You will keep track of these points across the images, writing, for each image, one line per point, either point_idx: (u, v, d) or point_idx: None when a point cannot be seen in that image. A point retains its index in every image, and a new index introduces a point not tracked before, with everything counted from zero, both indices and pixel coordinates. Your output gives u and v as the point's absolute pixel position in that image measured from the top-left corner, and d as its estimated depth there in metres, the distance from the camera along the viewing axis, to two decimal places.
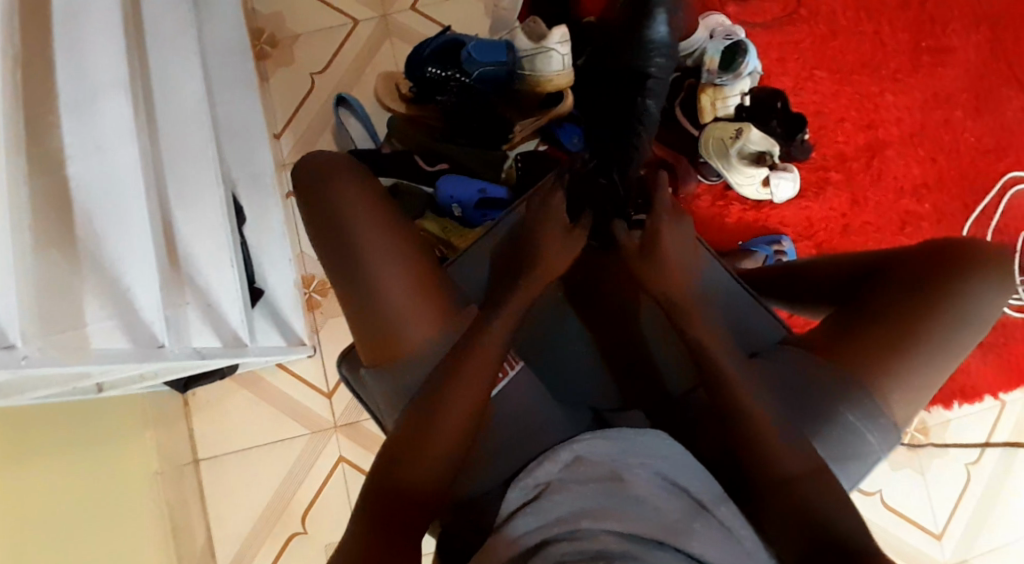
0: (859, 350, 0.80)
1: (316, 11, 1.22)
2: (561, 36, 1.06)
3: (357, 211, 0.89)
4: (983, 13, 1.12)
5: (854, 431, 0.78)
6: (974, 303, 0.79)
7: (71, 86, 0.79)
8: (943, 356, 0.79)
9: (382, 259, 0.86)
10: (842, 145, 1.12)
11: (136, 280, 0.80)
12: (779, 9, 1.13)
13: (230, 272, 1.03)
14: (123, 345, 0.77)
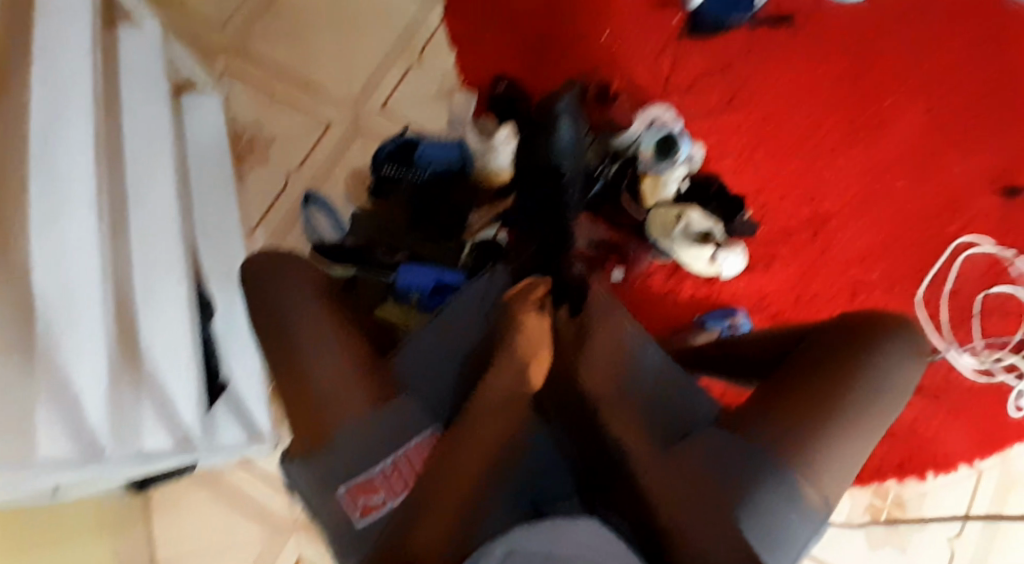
0: (779, 414, 0.75)
1: (288, 116, 1.28)
2: (505, 135, 1.12)
3: (297, 299, 0.92)
4: (920, 84, 1.20)
5: (786, 509, 0.71)
6: (882, 380, 0.78)
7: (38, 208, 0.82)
8: (864, 431, 0.75)
9: (327, 359, 0.87)
10: (787, 220, 1.17)
11: (85, 380, 0.82)
12: (719, 97, 1.21)
13: (186, 368, 1.03)
14: (70, 453, 0.77)
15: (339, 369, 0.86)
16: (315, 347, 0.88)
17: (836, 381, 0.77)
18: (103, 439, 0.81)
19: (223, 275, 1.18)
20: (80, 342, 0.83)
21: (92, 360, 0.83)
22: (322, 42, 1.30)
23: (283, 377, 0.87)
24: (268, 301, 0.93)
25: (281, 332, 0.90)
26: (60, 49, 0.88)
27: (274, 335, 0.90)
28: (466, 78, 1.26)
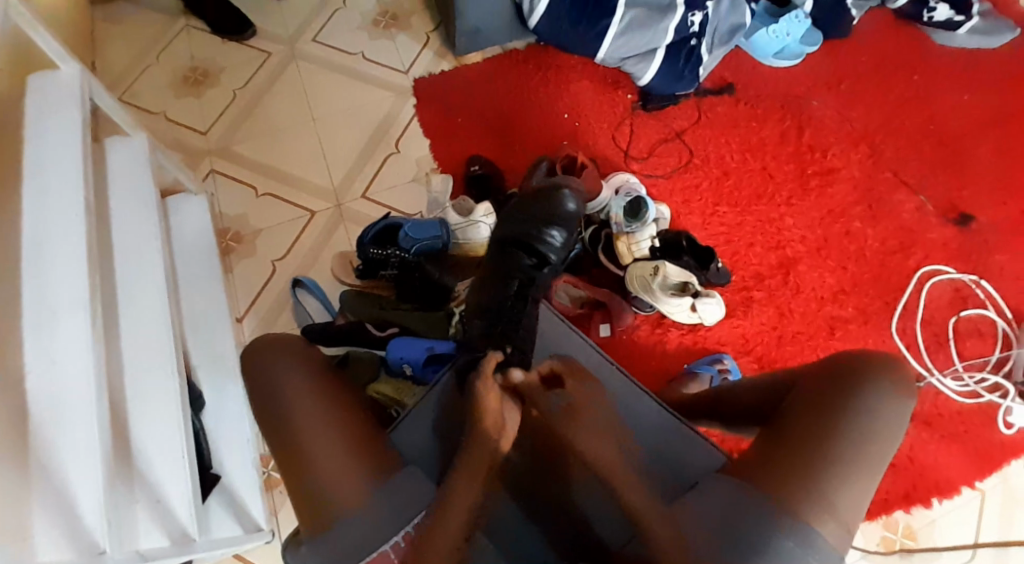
0: (773, 463, 0.74)
1: (273, 207, 1.35)
2: (485, 209, 1.21)
3: (294, 381, 0.84)
4: (856, 133, 1.31)
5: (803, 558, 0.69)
6: (873, 416, 0.74)
7: (32, 306, 0.84)
8: (865, 474, 0.73)
9: (326, 444, 0.81)
10: (756, 265, 1.22)
11: (83, 478, 0.78)
12: (675, 160, 1.31)
13: (179, 457, 0.98)
14: (63, 555, 0.74)
15: (343, 460, 0.80)
16: (313, 433, 0.81)
17: (825, 421, 0.74)
18: (104, 541, 0.76)
19: (212, 366, 1.21)
20: (76, 436, 0.80)
21: (86, 459, 0.79)
22: (303, 140, 1.41)
23: (279, 461, 0.81)
24: (260, 382, 0.85)
25: (276, 416, 0.83)
26: (55, 156, 0.95)
27: (271, 423, 0.83)
28: (440, 163, 1.36)
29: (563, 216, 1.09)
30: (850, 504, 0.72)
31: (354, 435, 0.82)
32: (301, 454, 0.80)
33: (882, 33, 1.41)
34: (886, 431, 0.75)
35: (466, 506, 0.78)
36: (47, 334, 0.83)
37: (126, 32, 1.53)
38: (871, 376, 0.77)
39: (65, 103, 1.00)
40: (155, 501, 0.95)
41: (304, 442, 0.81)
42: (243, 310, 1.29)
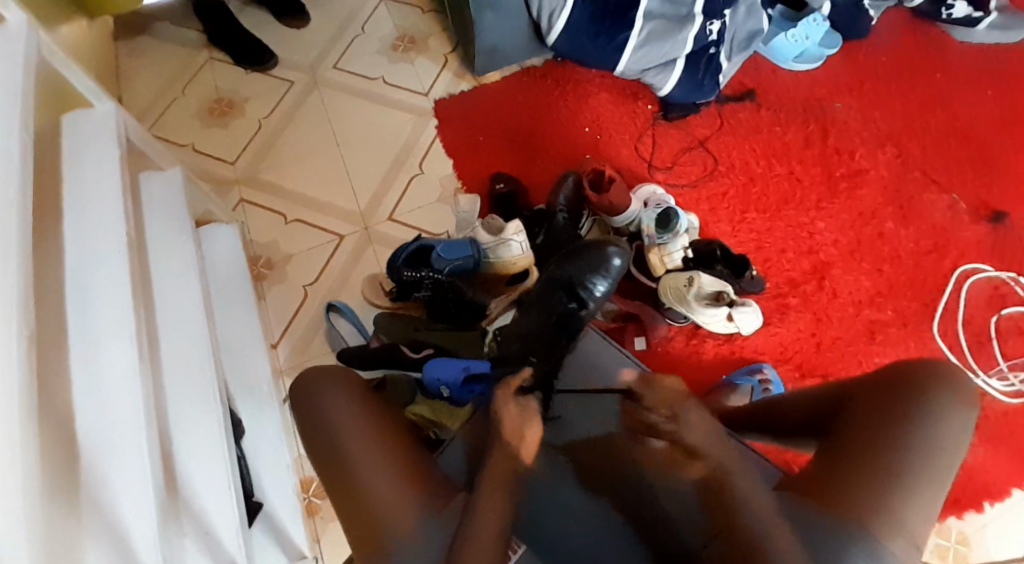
0: (837, 477, 0.74)
1: (302, 233, 1.37)
2: (516, 227, 1.20)
3: (345, 408, 0.85)
4: (883, 134, 1.31)
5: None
6: (938, 428, 0.74)
7: (79, 346, 0.85)
8: (930, 484, 0.73)
9: (373, 471, 0.81)
10: (789, 272, 1.21)
11: (138, 513, 0.78)
12: (701, 170, 1.31)
13: (225, 488, 0.98)
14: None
15: (394, 481, 0.80)
16: (360, 460, 0.81)
17: (888, 433, 0.74)
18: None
19: (250, 394, 1.21)
20: (128, 470, 0.80)
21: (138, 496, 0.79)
22: (328, 165, 1.42)
23: (329, 491, 0.82)
24: (308, 412, 0.86)
25: (324, 444, 0.83)
26: (94, 195, 0.96)
27: (320, 451, 0.84)
28: (465, 182, 1.37)
29: (611, 267, 1.12)
30: (919, 517, 0.72)
31: (400, 461, 0.82)
32: (350, 482, 0.81)
33: (901, 33, 1.40)
34: (952, 441, 0.74)
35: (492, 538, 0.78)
36: (96, 373, 0.84)
37: (150, 67, 1.55)
38: (933, 386, 0.76)
39: (99, 142, 1.01)
40: (204, 533, 0.95)
41: (352, 469, 0.81)
42: (277, 337, 1.30)
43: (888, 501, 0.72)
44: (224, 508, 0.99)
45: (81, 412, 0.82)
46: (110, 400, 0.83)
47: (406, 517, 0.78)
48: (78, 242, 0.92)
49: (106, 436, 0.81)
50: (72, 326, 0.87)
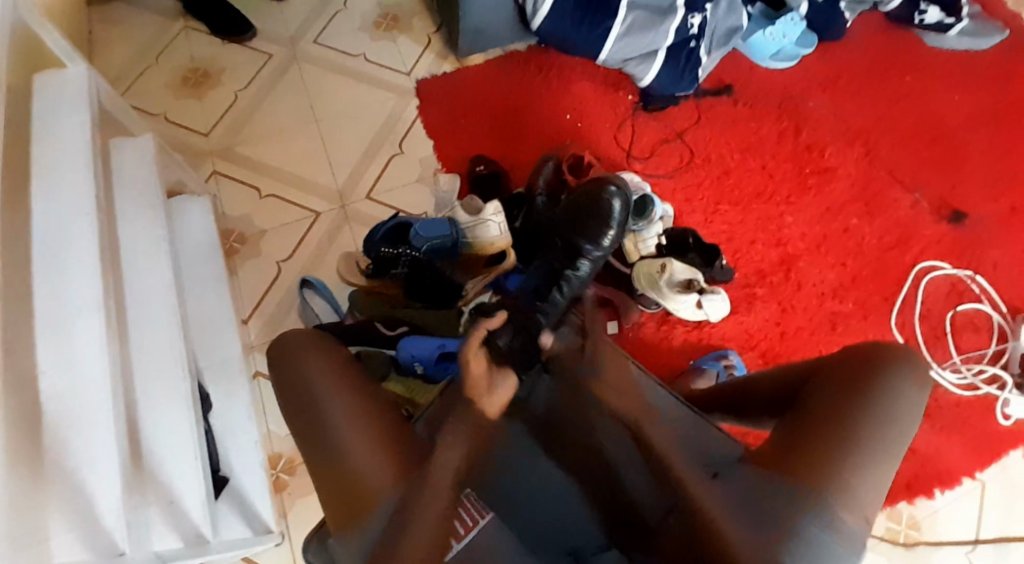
0: (797, 452, 0.78)
1: (277, 208, 1.36)
2: (495, 207, 1.24)
3: (324, 374, 0.85)
4: (852, 133, 1.35)
5: (831, 547, 0.74)
6: (894, 405, 0.78)
7: (45, 310, 0.84)
8: (883, 458, 0.77)
9: (351, 432, 0.82)
10: (759, 263, 1.25)
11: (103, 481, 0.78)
12: (677, 160, 1.33)
13: (193, 456, 0.98)
14: (83, 559, 0.75)
15: (360, 456, 0.81)
16: (338, 421, 0.82)
17: (846, 411, 0.78)
18: (123, 542, 0.77)
19: (220, 367, 1.22)
20: (98, 435, 0.79)
21: (99, 453, 0.79)
22: (305, 141, 1.41)
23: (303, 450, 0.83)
24: (284, 374, 0.86)
25: (302, 404, 0.84)
26: (67, 157, 0.94)
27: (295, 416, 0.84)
28: (444, 164, 1.38)
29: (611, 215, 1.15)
30: (873, 489, 0.77)
31: (379, 423, 0.83)
32: (327, 442, 0.81)
33: (875, 36, 1.45)
34: (907, 417, 0.79)
35: (436, 524, 0.79)
36: (62, 342, 0.82)
37: (122, 34, 1.52)
38: (891, 366, 0.80)
39: (73, 105, 0.99)
40: (169, 502, 0.96)
41: (330, 430, 0.82)
42: (248, 312, 1.30)
43: (843, 474, 0.76)
44: (188, 479, 0.98)
45: (44, 373, 0.81)
46: (76, 367, 0.82)
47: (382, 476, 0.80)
48: (49, 207, 0.90)
49: (73, 406, 0.80)
50: (43, 289, 0.85)
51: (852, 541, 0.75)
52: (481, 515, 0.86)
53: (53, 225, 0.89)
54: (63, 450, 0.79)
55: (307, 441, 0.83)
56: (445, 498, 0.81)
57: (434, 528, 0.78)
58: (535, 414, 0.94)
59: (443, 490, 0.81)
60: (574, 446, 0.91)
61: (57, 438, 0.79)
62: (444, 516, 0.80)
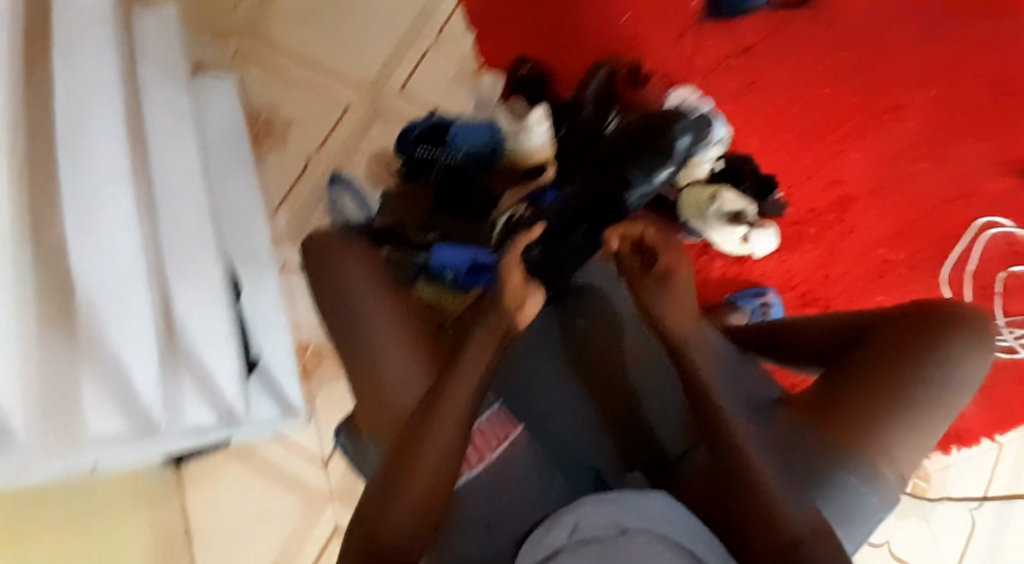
0: (849, 408, 0.82)
1: (307, 95, 1.30)
2: (540, 115, 1.17)
3: (358, 277, 1.00)
4: (933, 68, 1.25)
5: (860, 494, 0.81)
6: (949, 376, 0.82)
7: (73, 210, 0.81)
8: (930, 423, 0.82)
9: (381, 333, 0.95)
10: (812, 200, 1.20)
11: (139, 358, 0.80)
12: (741, 79, 1.25)
13: (224, 337, 1.00)
14: (120, 428, 0.78)
15: (403, 365, 0.94)
16: (369, 324, 0.97)
17: (904, 375, 0.82)
18: (159, 416, 0.80)
19: (247, 258, 1.16)
20: (128, 329, 0.80)
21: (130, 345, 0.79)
22: (339, 23, 1.32)
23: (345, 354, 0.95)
24: (326, 280, 1.01)
25: (340, 305, 0.99)
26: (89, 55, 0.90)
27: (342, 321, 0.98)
28: (488, 60, 1.30)
29: (677, 156, 1.10)
30: (911, 447, 0.82)
31: (406, 328, 0.96)
32: (361, 343, 0.96)
33: None
34: (960, 383, 0.82)
35: (445, 441, 0.82)
36: (90, 247, 0.80)
37: None
38: (954, 339, 0.83)
39: None
40: (202, 378, 0.96)
41: (363, 331, 0.96)
42: (277, 202, 1.27)
43: (891, 434, 0.81)
44: (220, 354, 0.98)
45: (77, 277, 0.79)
46: (117, 279, 0.81)
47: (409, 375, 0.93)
48: (70, 104, 0.85)
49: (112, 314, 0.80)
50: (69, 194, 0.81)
51: (884, 492, 0.81)
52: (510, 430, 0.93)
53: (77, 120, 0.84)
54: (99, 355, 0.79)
55: (343, 338, 0.98)
56: (462, 420, 0.84)
57: (440, 444, 0.82)
58: (564, 340, 1.02)
59: (466, 396, 0.86)
60: (601, 374, 0.99)
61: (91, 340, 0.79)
62: (456, 439, 0.83)
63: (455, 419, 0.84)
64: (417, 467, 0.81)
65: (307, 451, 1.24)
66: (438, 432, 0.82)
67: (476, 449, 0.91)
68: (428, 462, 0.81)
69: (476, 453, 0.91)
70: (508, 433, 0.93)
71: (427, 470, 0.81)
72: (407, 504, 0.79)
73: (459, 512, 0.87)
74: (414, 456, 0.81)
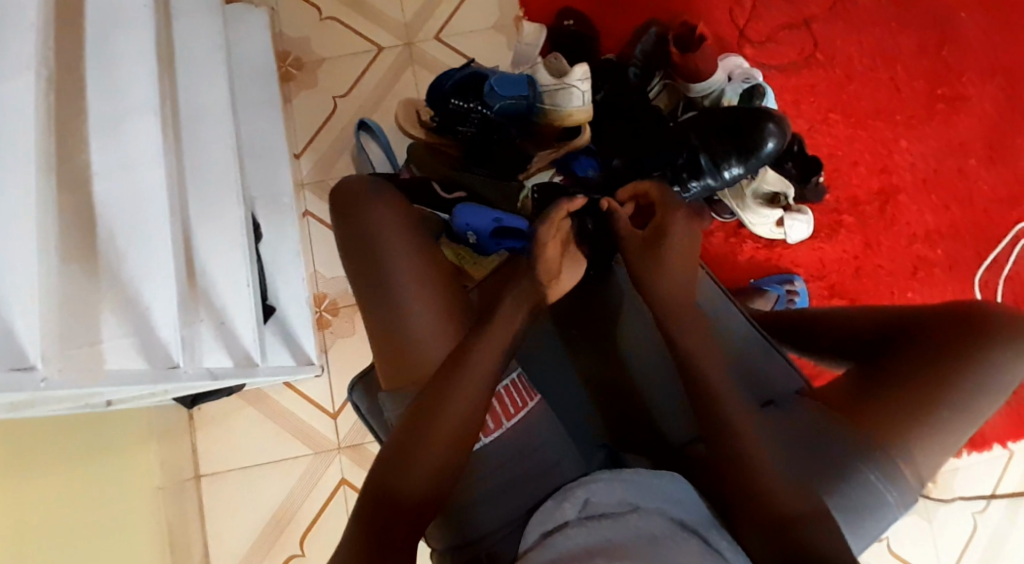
0: (874, 406, 0.81)
1: (338, 35, 1.26)
2: (582, 73, 1.10)
3: (387, 225, 0.97)
4: (1002, 58, 1.17)
5: (880, 493, 0.78)
6: (982, 378, 0.80)
7: (99, 147, 0.79)
8: (959, 426, 0.80)
9: (406, 287, 0.93)
10: (855, 188, 1.16)
11: (160, 304, 0.80)
12: (796, 53, 1.19)
13: (243, 286, 1.02)
14: (141, 368, 0.76)
15: (428, 322, 0.92)
16: (394, 277, 0.94)
17: (934, 374, 0.80)
18: (177, 356, 0.81)
19: (270, 199, 1.17)
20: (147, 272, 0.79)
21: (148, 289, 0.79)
22: None
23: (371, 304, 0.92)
24: (352, 226, 0.98)
25: (366, 253, 0.96)
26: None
27: (365, 266, 0.96)
28: (526, 12, 1.25)
29: (754, 165, 1.06)
30: (936, 450, 0.80)
31: (434, 286, 0.94)
32: (384, 295, 0.93)
33: None
34: (993, 391, 0.80)
35: (472, 400, 0.83)
36: (113, 186, 0.79)
37: None
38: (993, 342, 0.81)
39: None
40: (220, 323, 0.97)
41: (387, 283, 0.94)
42: (301, 147, 1.26)
43: (916, 435, 0.79)
44: (239, 304, 1.00)
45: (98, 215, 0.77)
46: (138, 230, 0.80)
47: (434, 336, 0.91)
48: (98, 43, 0.82)
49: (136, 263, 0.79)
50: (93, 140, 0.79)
51: (906, 492, 0.79)
52: (530, 398, 0.92)
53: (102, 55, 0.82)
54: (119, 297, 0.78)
55: (363, 287, 0.95)
56: (490, 381, 0.84)
57: (467, 402, 0.82)
58: (587, 309, 1.00)
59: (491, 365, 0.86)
60: (618, 349, 0.98)
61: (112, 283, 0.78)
62: (482, 399, 0.83)
63: (484, 378, 0.84)
64: (442, 420, 0.81)
65: (319, 397, 1.25)
66: (465, 386, 0.83)
67: (494, 415, 0.89)
68: (453, 420, 0.81)
69: (495, 418, 0.89)
70: (527, 403, 0.91)
71: (451, 429, 0.81)
72: (423, 461, 0.79)
73: (467, 480, 0.86)
74: (439, 411, 0.81)
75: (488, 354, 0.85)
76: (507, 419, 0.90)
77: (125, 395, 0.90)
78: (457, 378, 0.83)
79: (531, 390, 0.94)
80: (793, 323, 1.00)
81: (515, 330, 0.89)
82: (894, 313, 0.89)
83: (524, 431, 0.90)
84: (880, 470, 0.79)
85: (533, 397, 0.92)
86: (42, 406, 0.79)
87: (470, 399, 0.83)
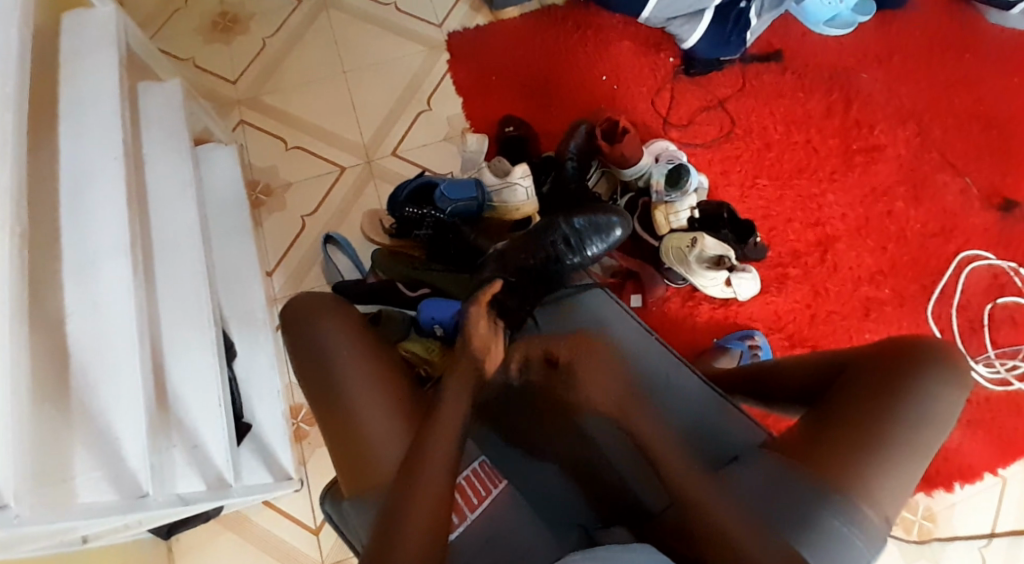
0: (830, 453, 0.80)
1: (303, 161, 1.36)
2: (523, 171, 1.20)
3: (334, 333, 0.93)
4: (906, 110, 1.34)
5: (849, 540, 0.77)
6: (925, 409, 0.81)
7: (73, 258, 0.83)
8: (912, 460, 0.80)
9: (360, 395, 0.89)
10: (794, 242, 1.27)
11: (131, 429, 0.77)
12: (717, 130, 1.34)
13: (216, 405, 0.95)
14: (111, 499, 0.73)
15: (385, 425, 0.88)
16: (348, 386, 0.90)
17: (878, 410, 0.81)
18: (146, 483, 0.75)
19: (244, 316, 1.21)
20: (119, 380, 0.78)
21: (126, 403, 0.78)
22: (333, 92, 1.40)
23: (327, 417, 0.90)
24: (301, 342, 0.94)
25: (320, 367, 0.91)
26: (97, 104, 0.93)
27: (319, 384, 0.91)
28: (473, 123, 1.36)
29: (609, 238, 1.13)
30: (894, 488, 0.80)
31: (387, 387, 0.90)
32: (340, 405, 0.89)
33: (934, 9, 1.40)
34: (937, 421, 0.82)
35: (435, 495, 0.81)
36: (89, 289, 0.81)
37: None
38: (928, 373, 0.82)
39: (103, 46, 0.97)
40: (192, 445, 0.92)
41: (342, 394, 0.89)
42: (273, 264, 1.31)
43: (873, 475, 0.79)
44: (212, 421, 0.94)
45: (71, 317, 0.80)
46: (106, 329, 0.80)
47: (394, 438, 0.88)
48: (76, 165, 0.88)
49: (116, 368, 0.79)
50: (65, 239, 0.83)
51: (876, 536, 0.79)
52: (494, 483, 0.90)
53: (82, 173, 0.87)
54: (96, 406, 0.77)
55: (320, 397, 0.91)
56: (447, 466, 0.83)
57: (435, 496, 0.81)
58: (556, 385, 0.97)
59: (444, 461, 0.83)
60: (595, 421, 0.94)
61: (88, 393, 0.77)
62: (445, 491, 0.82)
63: (444, 467, 0.83)
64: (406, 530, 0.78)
65: (299, 512, 1.23)
66: (425, 484, 0.81)
67: (458, 506, 0.87)
68: (421, 519, 0.79)
69: (458, 510, 0.87)
70: (493, 489, 0.89)
71: (419, 528, 0.78)
72: None
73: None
74: (406, 506, 0.80)
75: (440, 459, 0.83)
76: (472, 508, 0.88)
77: (97, 530, 0.85)
78: (418, 481, 0.81)
79: (498, 475, 0.91)
80: (747, 377, 0.98)
81: (462, 415, 0.87)
82: (830, 356, 0.89)
83: (498, 520, 0.87)
84: (847, 518, 0.78)
85: (500, 482, 0.90)
86: (19, 547, 0.77)
87: (430, 503, 0.80)
